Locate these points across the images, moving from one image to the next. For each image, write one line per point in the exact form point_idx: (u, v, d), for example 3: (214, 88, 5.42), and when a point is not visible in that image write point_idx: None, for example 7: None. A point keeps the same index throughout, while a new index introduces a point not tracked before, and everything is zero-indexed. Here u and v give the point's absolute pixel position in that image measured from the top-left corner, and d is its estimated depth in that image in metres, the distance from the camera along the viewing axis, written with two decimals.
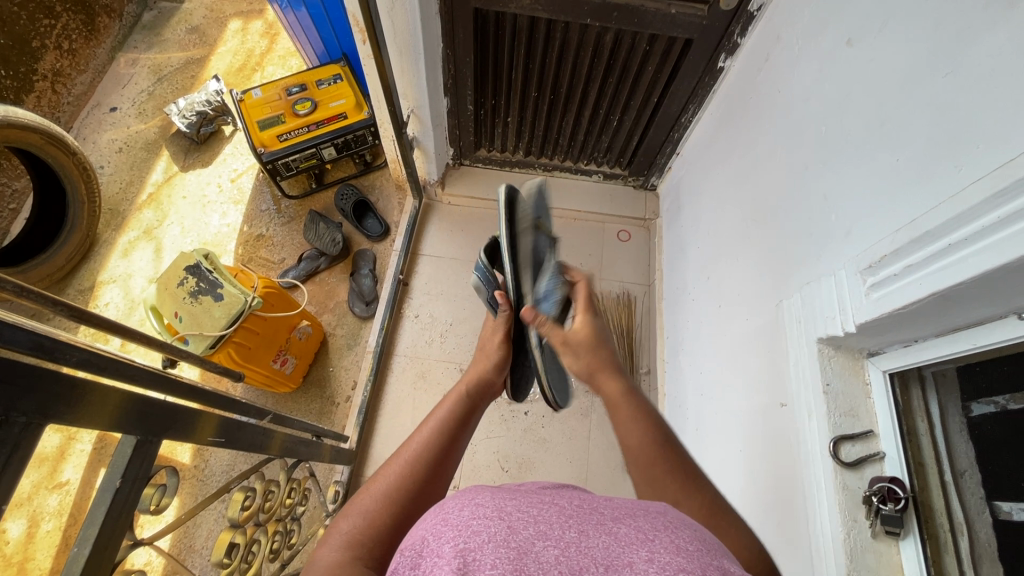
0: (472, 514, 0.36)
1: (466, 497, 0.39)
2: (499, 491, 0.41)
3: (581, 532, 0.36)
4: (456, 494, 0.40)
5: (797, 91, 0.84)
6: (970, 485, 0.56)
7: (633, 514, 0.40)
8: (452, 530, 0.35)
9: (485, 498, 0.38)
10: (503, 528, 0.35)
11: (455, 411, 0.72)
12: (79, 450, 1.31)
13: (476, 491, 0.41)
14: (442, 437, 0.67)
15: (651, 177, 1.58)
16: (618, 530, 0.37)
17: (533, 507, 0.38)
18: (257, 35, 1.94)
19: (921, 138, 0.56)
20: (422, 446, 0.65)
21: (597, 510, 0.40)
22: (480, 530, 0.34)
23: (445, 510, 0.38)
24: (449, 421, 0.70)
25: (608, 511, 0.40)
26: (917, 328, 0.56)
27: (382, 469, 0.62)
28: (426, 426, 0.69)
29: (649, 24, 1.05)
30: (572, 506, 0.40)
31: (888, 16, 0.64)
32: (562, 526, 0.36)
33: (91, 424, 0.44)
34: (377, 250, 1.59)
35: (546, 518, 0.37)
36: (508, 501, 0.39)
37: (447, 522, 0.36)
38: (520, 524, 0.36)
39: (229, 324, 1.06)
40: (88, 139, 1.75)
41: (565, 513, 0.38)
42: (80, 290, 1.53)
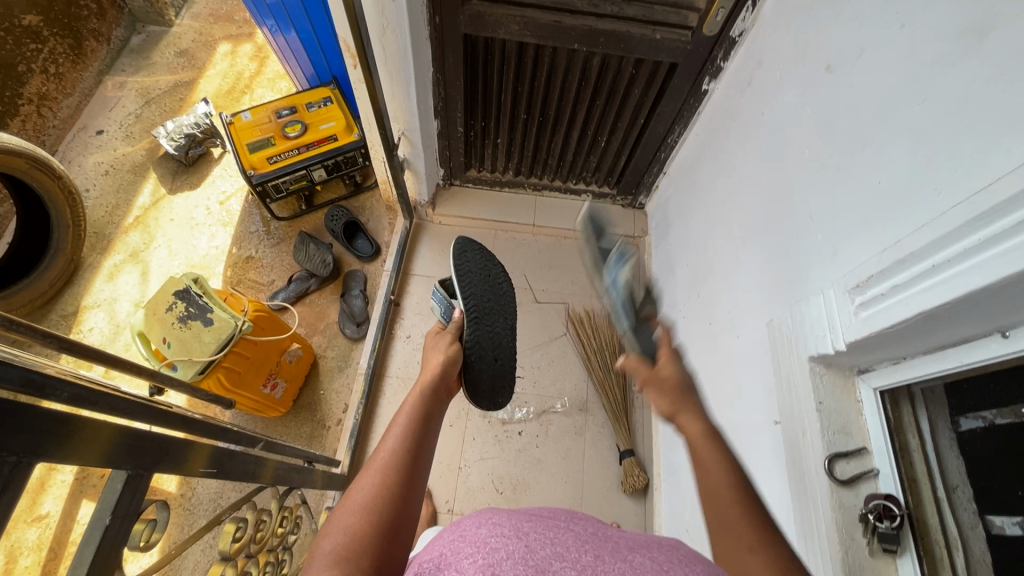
0: (490, 533, 0.37)
1: (485, 517, 0.40)
2: (516, 513, 0.41)
3: (597, 557, 0.36)
4: (473, 514, 0.41)
5: (780, 114, 0.87)
6: (962, 499, 0.57)
7: (647, 545, 0.40)
8: (471, 546, 0.36)
9: (503, 518, 0.39)
10: (520, 548, 0.35)
11: (414, 415, 0.71)
12: (61, 482, 1.27)
13: (492, 512, 0.41)
14: (409, 441, 0.66)
15: (639, 195, 1.61)
16: (634, 558, 0.37)
17: (550, 530, 0.38)
18: (247, 58, 1.95)
19: (901, 161, 0.58)
20: (391, 452, 0.64)
21: (611, 538, 0.40)
22: (499, 547, 0.35)
23: (462, 530, 0.39)
24: (412, 425, 0.69)
25: (622, 541, 0.40)
26: (906, 346, 0.57)
27: (353, 484, 0.61)
28: (391, 433, 0.67)
29: (635, 49, 1.08)
30: (587, 532, 0.40)
31: (866, 44, 0.66)
32: (579, 550, 0.36)
33: (81, 461, 0.43)
34: (367, 270, 1.59)
35: (562, 541, 0.37)
36: (525, 522, 0.39)
37: (465, 539, 0.37)
38: (538, 545, 0.36)
39: (218, 349, 1.05)
40: (74, 162, 1.74)
41: (581, 539, 0.39)
42: (63, 316, 1.50)
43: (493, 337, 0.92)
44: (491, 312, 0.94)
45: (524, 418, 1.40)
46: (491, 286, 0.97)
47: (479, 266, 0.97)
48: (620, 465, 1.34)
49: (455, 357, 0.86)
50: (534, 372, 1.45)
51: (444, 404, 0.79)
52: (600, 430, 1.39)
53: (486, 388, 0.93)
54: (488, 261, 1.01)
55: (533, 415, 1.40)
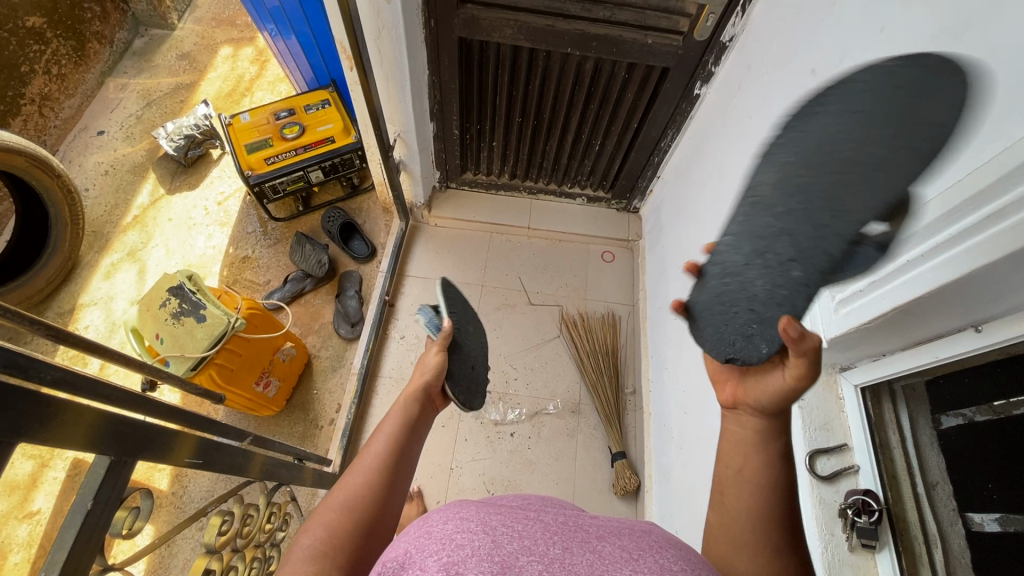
0: (457, 528, 0.37)
1: (452, 510, 0.40)
2: (483, 506, 0.41)
3: (566, 548, 0.36)
4: (441, 508, 0.40)
5: (768, 117, 0.88)
6: (942, 496, 0.57)
7: (618, 533, 0.40)
8: (436, 543, 0.35)
9: (470, 512, 0.39)
10: (488, 543, 0.35)
11: (402, 422, 0.69)
12: (52, 478, 1.26)
13: (460, 506, 0.41)
14: (396, 444, 0.65)
15: (634, 200, 1.62)
16: (603, 548, 0.37)
17: (518, 523, 0.39)
18: (247, 61, 1.98)
19: None
20: (379, 452, 0.64)
21: (581, 528, 0.40)
22: (464, 544, 0.35)
23: (429, 524, 0.38)
24: (401, 430, 0.68)
25: (592, 529, 0.40)
26: (886, 341, 0.58)
27: (339, 482, 0.61)
28: (380, 434, 0.67)
29: (627, 54, 1.10)
30: (556, 523, 0.40)
31: (848, 48, 0.68)
32: (547, 543, 0.37)
33: (64, 443, 0.44)
34: (362, 272, 1.60)
35: (530, 533, 0.38)
36: (493, 516, 0.39)
37: (430, 535, 0.37)
38: (505, 539, 0.36)
39: (211, 345, 1.05)
40: (74, 161, 1.76)
41: (550, 530, 0.39)
42: (59, 313, 1.50)
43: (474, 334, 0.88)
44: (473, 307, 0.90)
45: (516, 419, 1.40)
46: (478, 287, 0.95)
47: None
48: (612, 467, 1.34)
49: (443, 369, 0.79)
50: (526, 373, 1.46)
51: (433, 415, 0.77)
52: (592, 432, 1.39)
53: (466, 385, 0.84)
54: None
55: (525, 417, 1.40)
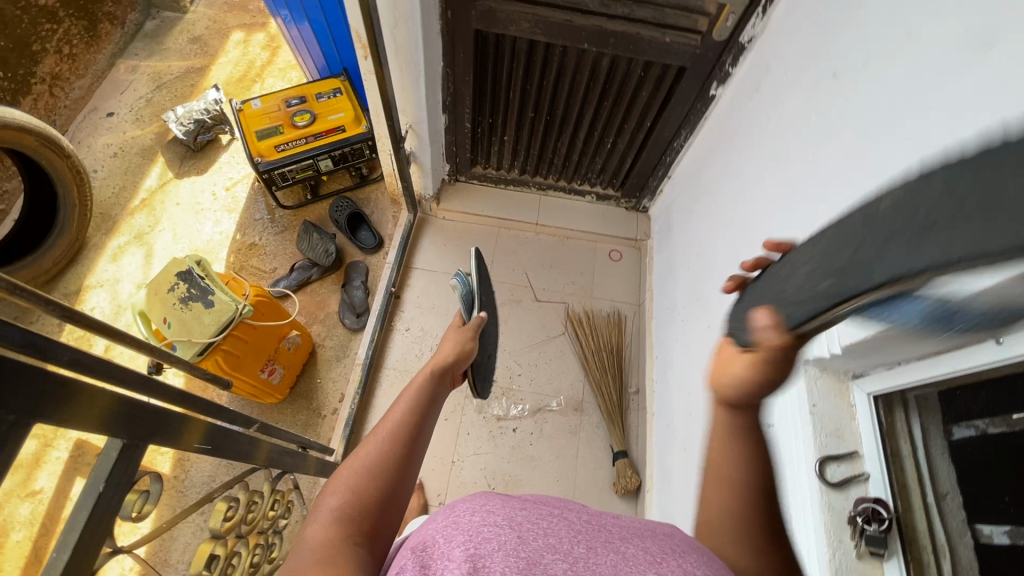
0: (484, 521, 0.38)
1: (478, 502, 0.41)
2: (509, 500, 0.41)
3: (590, 548, 0.36)
4: (468, 499, 0.42)
5: (785, 121, 0.87)
6: (952, 507, 0.57)
7: (641, 535, 0.40)
8: (463, 535, 0.37)
9: (496, 506, 0.40)
10: (513, 538, 0.36)
11: (421, 394, 0.71)
12: (55, 458, 1.27)
13: (486, 497, 0.42)
14: (412, 415, 0.67)
15: (643, 199, 1.61)
16: (626, 549, 0.37)
17: (542, 520, 0.39)
18: (259, 46, 1.97)
19: (904, 169, 0.58)
20: (396, 420, 0.65)
21: (605, 527, 0.40)
22: (491, 538, 0.36)
23: (457, 514, 0.40)
24: (420, 398, 0.70)
25: (615, 530, 0.40)
26: (900, 350, 0.58)
27: (359, 447, 0.62)
28: (396, 406, 0.68)
29: (645, 52, 1.09)
30: (581, 521, 0.40)
31: (872, 52, 0.67)
32: (571, 541, 0.37)
33: (77, 425, 0.44)
34: (369, 262, 1.59)
35: (556, 531, 0.37)
36: (519, 511, 0.39)
37: (459, 526, 0.38)
38: (531, 536, 0.36)
39: (218, 331, 1.05)
40: (83, 143, 1.75)
41: (574, 528, 0.38)
42: (66, 294, 1.50)
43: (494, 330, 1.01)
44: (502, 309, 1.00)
45: (519, 415, 1.40)
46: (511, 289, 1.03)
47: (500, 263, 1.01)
48: (613, 466, 1.34)
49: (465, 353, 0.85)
50: (531, 370, 1.46)
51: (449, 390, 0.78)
52: (594, 430, 1.39)
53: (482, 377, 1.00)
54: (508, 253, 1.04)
55: (528, 413, 1.40)
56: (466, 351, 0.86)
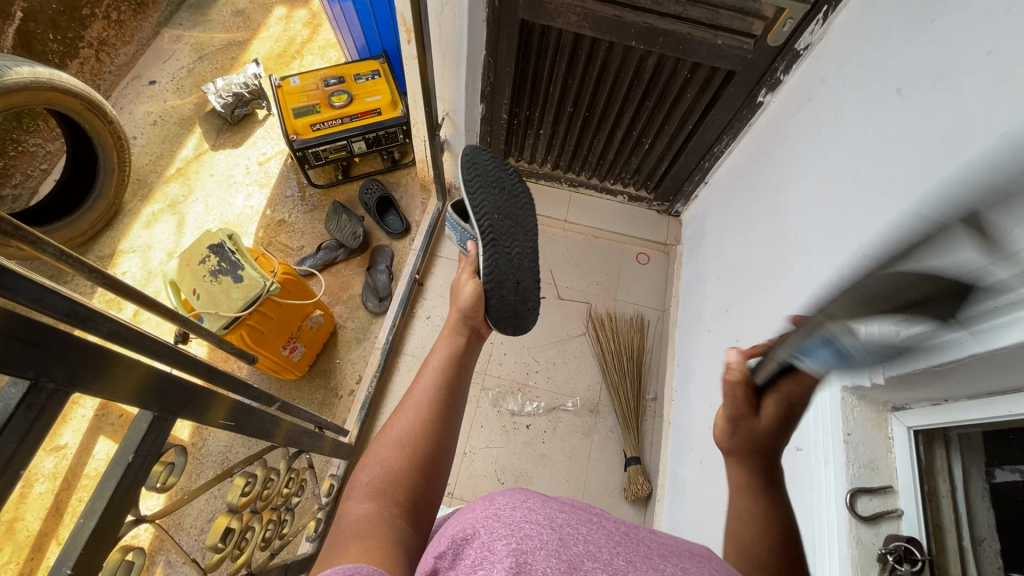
0: (525, 517, 0.37)
1: (518, 498, 0.40)
2: (548, 501, 0.40)
3: (629, 561, 0.35)
4: (507, 493, 0.40)
5: (838, 135, 0.84)
6: (987, 553, 0.56)
7: (679, 554, 0.39)
8: (505, 528, 0.35)
9: (537, 505, 0.38)
10: (554, 539, 0.35)
11: (446, 363, 0.73)
12: (81, 416, 1.31)
13: (525, 495, 0.41)
14: (441, 382, 0.69)
15: (676, 203, 1.58)
16: (666, 567, 0.36)
17: (582, 526, 0.37)
18: (300, 23, 1.97)
19: (969, 198, 0.55)
20: (424, 391, 0.67)
21: (642, 542, 0.39)
22: (533, 535, 0.34)
23: (496, 507, 0.38)
24: (445, 370, 0.71)
25: (654, 546, 0.39)
26: (950, 387, 0.55)
27: (391, 420, 0.64)
28: (422, 377, 0.70)
29: (694, 53, 1.06)
30: (619, 532, 0.39)
31: (943, 70, 0.63)
32: (611, 552, 0.35)
33: (112, 396, 0.44)
34: (395, 247, 1.60)
35: (595, 538, 0.36)
36: (559, 513, 0.38)
37: (500, 518, 0.36)
38: (571, 540, 0.35)
39: (245, 306, 1.06)
40: (125, 109, 1.78)
41: (613, 539, 0.37)
42: (99, 257, 1.54)
43: (516, 254, 0.87)
44: (512, 232, 0.87)
45: (533, 412, 1.39)
46: (520, 210, 0.90)
47: (496, 180, 0.89)
48: (625, 471, 1.33)
49: (479, 302, 0.86)
50: (548, 368, 1.45)
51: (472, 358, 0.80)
52: (608, 434, 1.38)
53: (508, 315, 0.87)
54: (505, 172, 0.91)
55: (543, 411, 1.39)
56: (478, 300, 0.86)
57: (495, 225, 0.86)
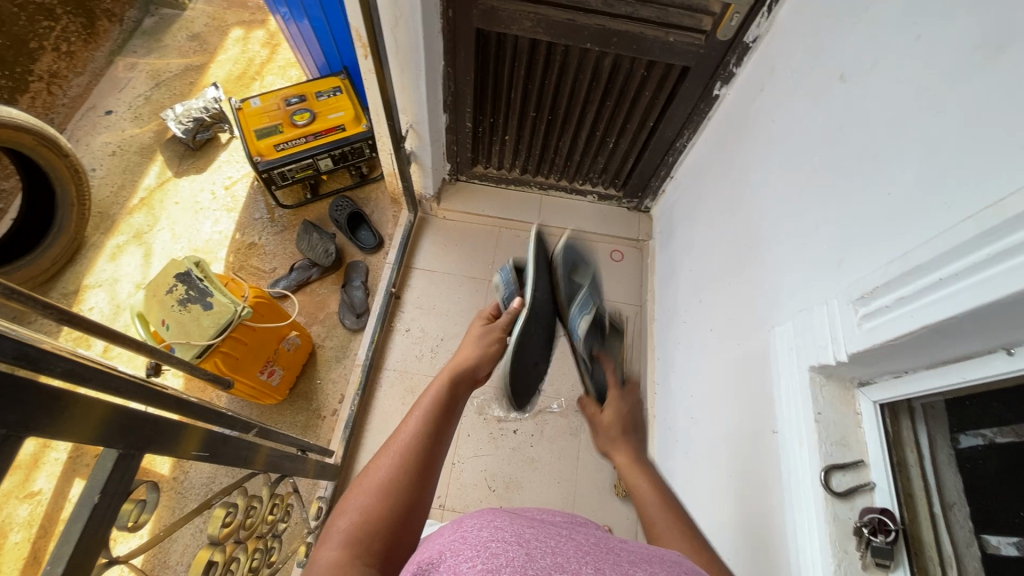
0: (492, 537, 0.37)
1: (487, 518, 0.40)
2: (517, 518, 0.41)
3: (598, 569, 0.35)
4: (475, 515, 0.41)
5: (790, 123, 0.86)
6: (958, 518, 0.56)
7: (648, 560, 0.39)
8: (471, 549, 0.35)
9: (505, 523, 0.39)
10: (521, 555, 0.35)
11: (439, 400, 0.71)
12: (53, 459, 1.26)
13: (494, 515, 0.41)
14: (430, 426, 0.66)
15: (645, 199, 1.60)
16: (635, 572, 0.36)
17: (550, 539, 0.38)
18: (258, 44, 1.95)
19: (913, 175, 0.57)
20: (410, 435, 0.64)
21: (613, 550, 0.39)
22: (499, 554, 0.35)
23: (464, 529, 0.38)
24: (434, 411, 0.68)
25: (624, 553, 0.39)
26: (909, 359, 0.57)
27: (372, 463, 0.62)
28: (410, 417, 0.67)
29: (648, 51, 1.08)
30: (588, 542, 0.40)
31: (881, 53, 0.66)
32: (580, 561, 0.36)
33: (73, 437, 0.43)
34: (369, 262, 1.59)
35: (563, 551, 0.37)
36: (527, 529, 0.39)
37: (466, 541, 0.36)
38: (539, 554, 0.35)
39: (217, 333, 1.04)
40: (81, 141, 1.74)
41: (582, 549, 0.38)
42: (64, 294, 1.50)
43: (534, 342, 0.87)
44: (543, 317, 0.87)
45: (519, 417, 1.39)
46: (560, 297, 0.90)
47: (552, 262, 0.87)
48: (614, 468, 1.34)
49: (490, 356, 0.82)
50: None
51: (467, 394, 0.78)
52: None
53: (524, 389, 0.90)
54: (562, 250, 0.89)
55: (529, 415, 1.39)
56: (491, 353, 0.83)
57: (538, 307, 0.85)
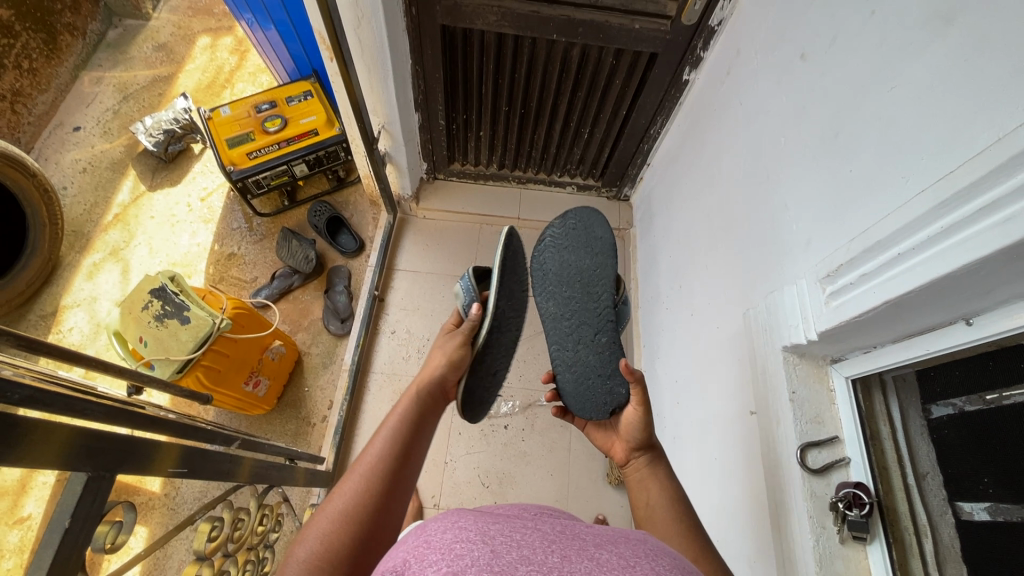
0: (456, 537, 0.36)
1: (450, 520, 0.39)
2: (481, 514, 0.41)
3: (564, 557, 0.36)
4: (438, 517, 0.39)
5: (757, 105, 0.87)
6: (932, 487, 0.57)
7: (613, 541, 0.40)
8: (436, 553, 0.34)
9: (468, 522, 0.38)
10: (487, 552, 0.34)
11: (405, 418, 0.69)
12: (42, 483, 1.25)
13: (458, 514, 0.40)
14: (397, 445, 0.65)
15: (624, 187, 1.60)
16: (600, 555, 0.36)
17: (516, 532, 0.38)
18: (227, 51, 1.93)
19: (873, 150, 0.58)
20: (377, 455, 0.63)
21: (578, 537, 0.39)
22: (464, 554, 0.34)
23: (427, 534, 0.37)
24: (401, 430, 0.67)
25: (589, 537, 0.39)
26: (876, 335, 0.58)
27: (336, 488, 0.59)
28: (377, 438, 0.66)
29: (615, 40, 1.07)
30: (553, 532, 0.40)
31: (838, 31, 0.66)
32: (546, 552, 0.36)
33: (36, 463, 0.42)
34: (351, 266, 1.58)
35: (529, 542, 0.37)
36: (491, 525, 0.39)
37: (430, 545, 0.36)
38: (504, 549, 0.35)
39: (197, 346, 1.04)
40: (50, 159, 1.71)
41: (548, 539, 0.38)
42: (42, 316, 1.48)
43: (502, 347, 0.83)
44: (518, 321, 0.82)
45: (510, 411, 1.40)
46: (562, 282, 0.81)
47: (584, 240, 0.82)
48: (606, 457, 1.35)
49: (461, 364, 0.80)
50: (519, 365, 1.45)
51: (440, 411, 0.77)
52: None
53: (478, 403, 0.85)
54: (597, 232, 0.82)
55: (519, 409, 1.40)
56: (457, 361, 0.79)
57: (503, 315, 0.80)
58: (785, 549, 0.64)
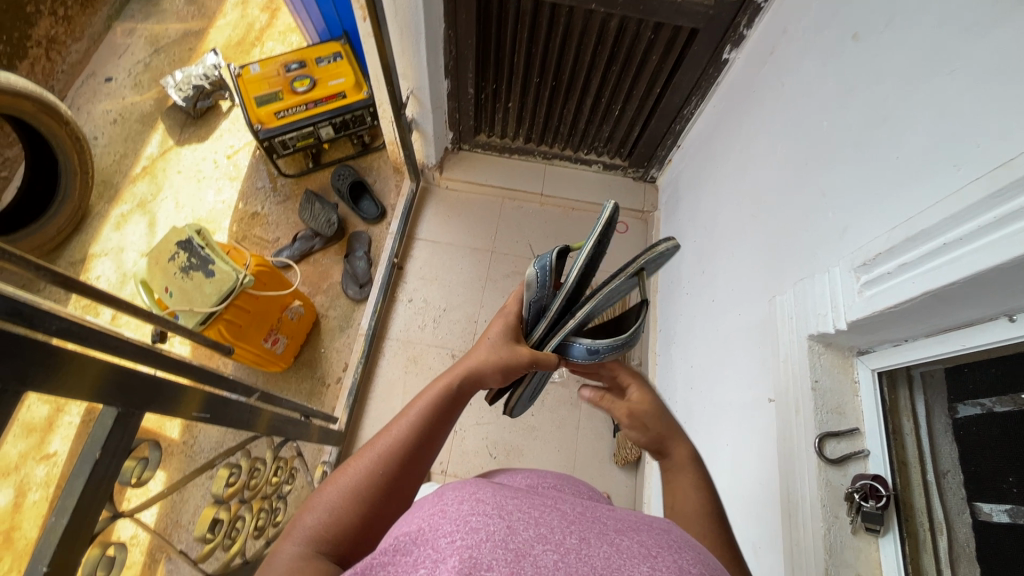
0: (473, 510, 0.34)
1: (468, 489, 0.36)
2: (500, 487, 0.38)
3: (582, 539, 0.34)
4: (456, 485, 0.37)
5: (800, 87, 0.83)
6: (951, 485, 0.56)
7: (635, 527, 0.37)
8: (451, 524, 0.32)
9: (486, 493, 0.36)
10: (502, 529, 0.32)
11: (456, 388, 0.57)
12: (68, 423, 1.30)
13: (477, 483, 0.38)
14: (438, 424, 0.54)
15: (651, 169, 1.57)
16: (621, 541, 0.34)
17: (534, 508, 0.35)
18: (258, 8, 1.91)
19: (923, 137, 0.55)
20: (413, 432, 0.52)
21: (598, 519, 0.37)
22: (480, 528, 0.32)
23: (443, 502, 0.35)
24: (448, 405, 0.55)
25: (610, 522, 0.37)
26: (907, 328, 0.57)
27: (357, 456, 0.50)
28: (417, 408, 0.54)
29: (656, 12, 1.04)
30: (574, 511, 0.37)
31: (896, 11, 0.63)
32: (564, 531, 0.34)
33: (70, 394, 0.44)
34: (371, 233, 1.58)
35: (548, 520, 0.34)
36: (510, 499, 0.36)
37: (446, 514, 0.33)
38: (521, 525, 0.33)
39: (220, 299, 1.05)
40: (82, 109, 1.73)
41: (567, 518, 0.36)
42: (71, 262, 1.51)
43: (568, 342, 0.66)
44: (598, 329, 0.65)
45: None
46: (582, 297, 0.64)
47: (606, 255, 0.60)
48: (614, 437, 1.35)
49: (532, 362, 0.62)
50: None
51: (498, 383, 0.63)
52: None
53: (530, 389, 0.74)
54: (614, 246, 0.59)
55: None
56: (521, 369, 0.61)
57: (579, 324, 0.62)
58: (794, 536, 0.64)
